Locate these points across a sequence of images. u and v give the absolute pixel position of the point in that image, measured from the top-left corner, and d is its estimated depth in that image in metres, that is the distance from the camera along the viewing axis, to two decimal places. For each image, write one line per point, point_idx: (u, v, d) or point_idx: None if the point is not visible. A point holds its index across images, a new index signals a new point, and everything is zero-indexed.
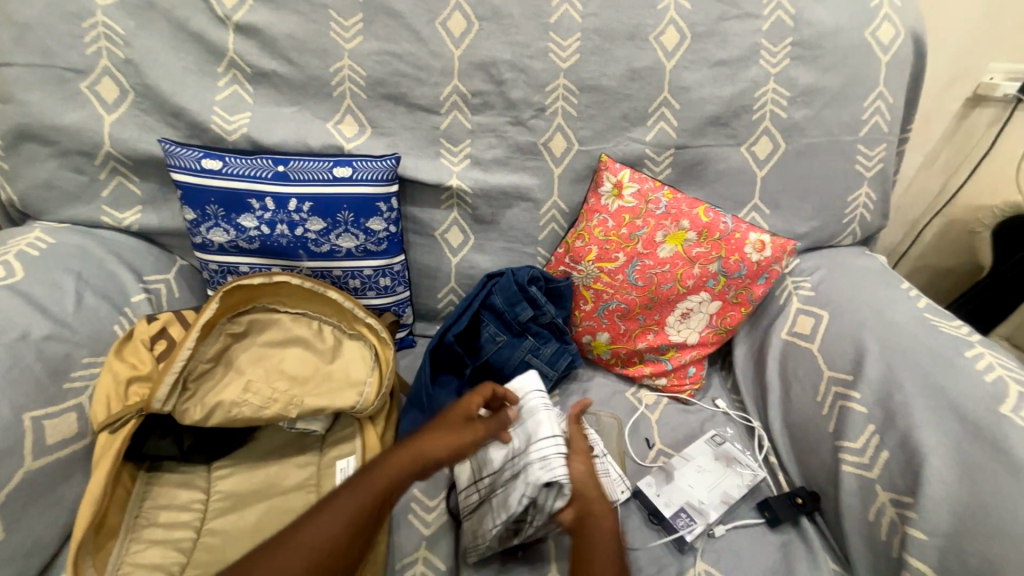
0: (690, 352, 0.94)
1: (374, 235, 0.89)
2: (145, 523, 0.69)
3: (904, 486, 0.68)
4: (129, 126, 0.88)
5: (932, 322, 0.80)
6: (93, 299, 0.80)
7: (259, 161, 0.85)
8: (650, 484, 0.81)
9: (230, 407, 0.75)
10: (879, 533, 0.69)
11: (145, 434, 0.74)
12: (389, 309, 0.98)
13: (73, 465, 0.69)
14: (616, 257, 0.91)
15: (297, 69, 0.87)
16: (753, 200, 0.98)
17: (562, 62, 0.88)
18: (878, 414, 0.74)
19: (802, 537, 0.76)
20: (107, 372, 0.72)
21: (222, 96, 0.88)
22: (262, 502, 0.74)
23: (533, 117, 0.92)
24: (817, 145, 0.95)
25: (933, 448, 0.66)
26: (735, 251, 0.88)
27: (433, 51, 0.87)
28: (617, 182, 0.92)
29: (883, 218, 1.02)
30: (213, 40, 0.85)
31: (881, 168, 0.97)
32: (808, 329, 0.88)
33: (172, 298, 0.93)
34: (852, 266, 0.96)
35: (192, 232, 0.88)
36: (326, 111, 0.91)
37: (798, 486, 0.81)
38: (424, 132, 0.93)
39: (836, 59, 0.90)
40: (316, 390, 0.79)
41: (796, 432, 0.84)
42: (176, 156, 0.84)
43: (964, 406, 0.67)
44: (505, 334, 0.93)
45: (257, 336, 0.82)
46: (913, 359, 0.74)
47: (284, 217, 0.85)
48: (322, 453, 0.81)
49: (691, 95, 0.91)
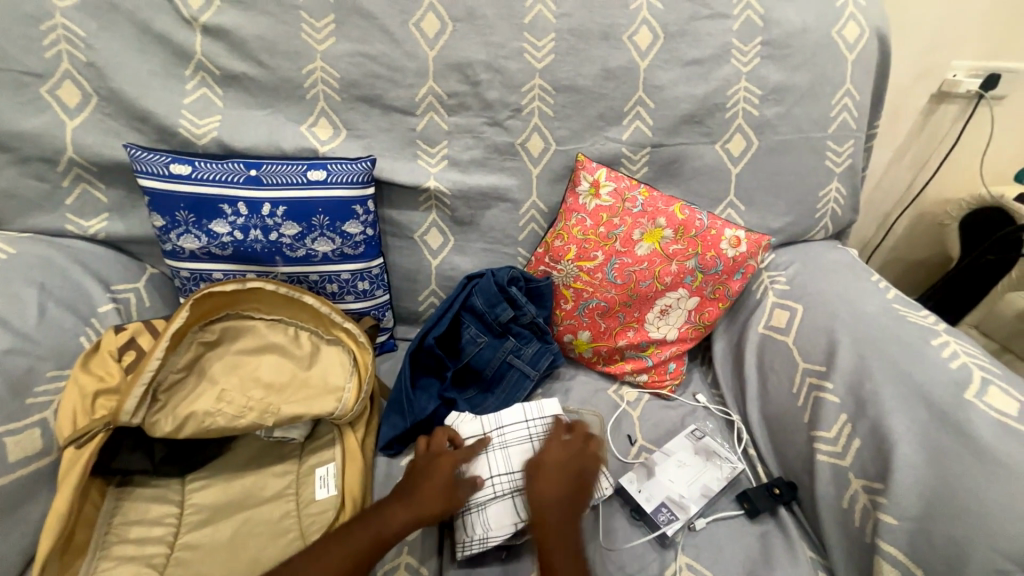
0: (670, 348, 0.95)
1: (351, 238, 0.88)
2: (115, 540, 0.67)
3: (876, 473, 0.69)
4: (93, 132, 0.85)
5: (901, 312, 0.82)
6: (56, 310, 0.78)
7: (230, 165, 0.84)
8: (632, 480, 0.81)
9: (203, 417, 0.73)
10: (853, 520, 0.71)
11: (114, 448, 0.72)
12: (369, 313, 0.97)
13: (38, 483, 0.67)
14: (594, 255, 0.92)
15: (267, 71, 0.86)
16: (728, 197, 0.99)
17: (537, 62, 0.89)
18: (850, 404, 0.75)
19: (780, 527, 0.77)
20: (73, 386, 0.70)
21: (190, 99, 0.86)
22: (239, 514, 0.73)
23: (509, 118, 0.92)
24: (788, 142, 0.97)
25: (902, 435, 0.68)
26: (710, 247, 0.89)
27: (407, 52, 0.86)
28: (594, 181, 0.93)
29: (854, 212, 1.04)
30: (180, 42, 0.83)
31: (851, 163, 1.00)
32: (783, 322, 0.89)
33: (142, 307, 0.91)
34: (824, 259, 0.98)
35: (162, 239, 0.85)
36: (299, 114, 0.89)
37: (776, 477, 0.83)
38: (400, 134, 0.92)
39: (804, 58, 0.92)
40: (293, 397, 0.78)
41: (773, 423, 0.86)
42: (142, 162, 0.82)
43: (930, 393, 0.69)
44: (486, 335, 0.92)
45: (231, 343, 0.80)
46: (883, 349, 0.76)
47: (257, 222, 0.84)
48: (302, 462, 0.80)
49: (665, 94, 0.92)
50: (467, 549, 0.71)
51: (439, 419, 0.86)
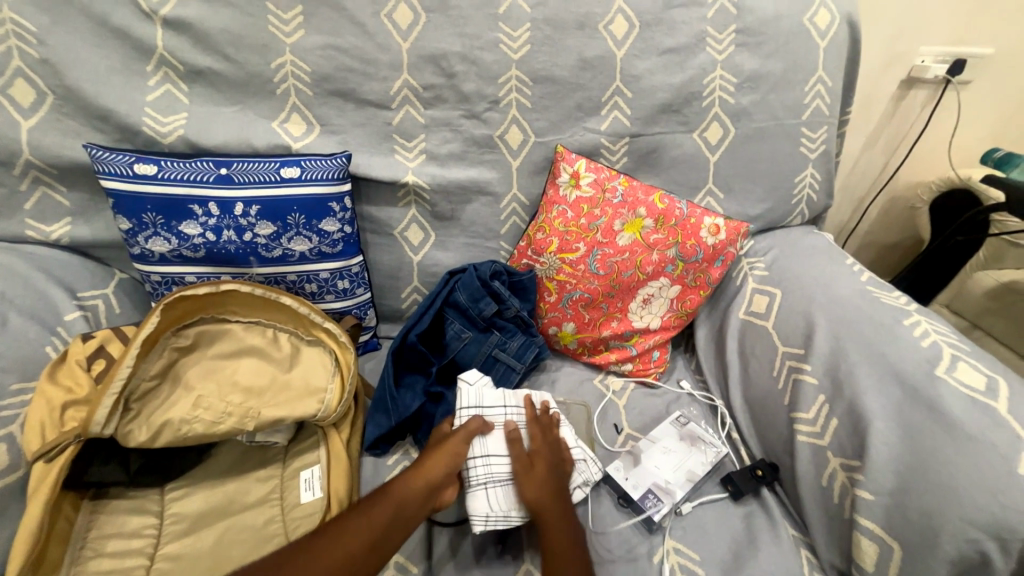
0: (654, 336, 0.96)
1: (328, 236, 0.86)
2: (91, 554, 0.65)
3: (853, 451, 0.71)
4: (50, 132, 0.82)
5: (874, 294, 0.84)
6: (19, 320, 0.75)
7: (198, 164, 0.81)
8: (618, 468, 0.82)
9: (179, 424, 0.71)
10: (832, 497, 0.73)
11: (87, 461, 0.70)
12: (350, 312, 0.95)
13: (6, 499, 0.64)
14: (576, 247, 0.92)
15: (234, 65, 0.83)
16: (707, 185, 1.00)
17: (513, 53, 0.88)
18: (827, 385, 0.77)
19: (763, 508, 0.79)
20: (39, 398, 0.67)
21: (153, 96, 0.83)
22: (221, 521, 0.72)
23: (487, 110, 0.91)
24: (764, 129, 0.98)
25: (876, 413, 0.70)
26: (691, 236, 0.90)
27: (380, 45, 0.84)
28: (574, 172, 0.92)
29: (829, 197, 1.06)
30: (140, 37, 0.80)
31: (824, 149, 1.01)
32: (762, 307, 0.91)
33: (111, 313, 0.88)
34: (802, 244, 1.00)
35: (129, 242, 0.82)
36: (270, 110, 0.87)
37: (758, 459, 0.84)
38: (376, 129, 0.90)
39: (777, 45, 0.93)
40: (273, 400, 0.76)
41: (755, 407, 0.87)
42: (105, 162, 0.78)
43: (903, 371, 0.71)
44: (470, 330, 0.92)
45: (207, 348, 0.78)
46: (859, 331, 0.78)
47: (230, 222, 0.81)
48: (285, 465, 0.79)
49: (642, 83, 0.92)
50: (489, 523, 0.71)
51: (425, 414, 0.86)
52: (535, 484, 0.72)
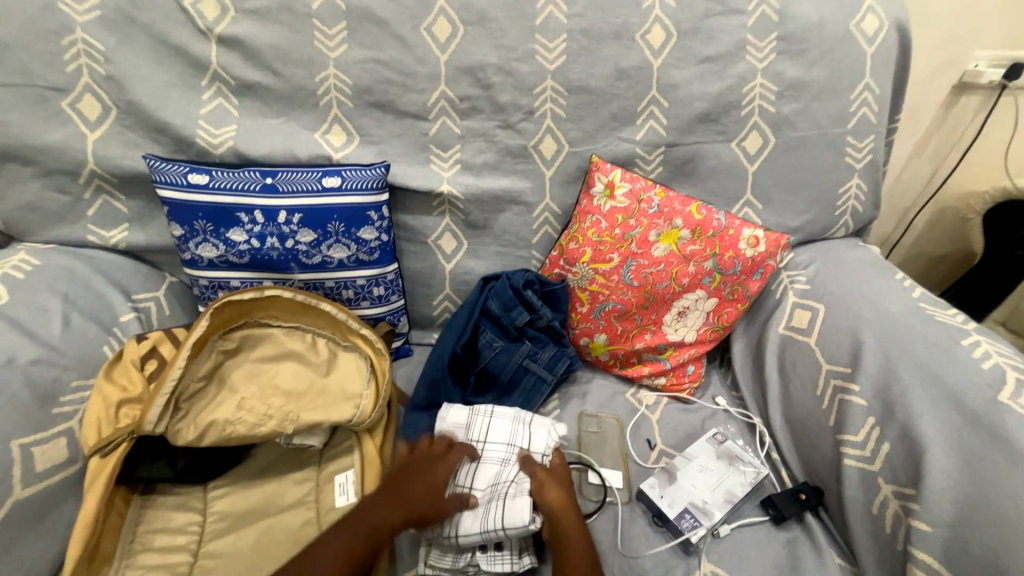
0: (688, 350, 0.94)
1: (366, 244, 0.88)
2: (140, 548, 0.68)
3: (906, 478, 0.67)
4: (113, 143, 0.87)
5: (928, 311, 0.80)
6: (81, 320, 0.79)
7: (246, 174, 0.84)
8: (653, 485, 0.79)
9: (223, 425, 0.73)
10: (884, 526, 0.69)
11: (138, 457, 0.73)
12: (384, 319, 0.97)
13: (64, 492, 0.67)
14: (610, 258, 0.91)
15: (282, 79, 0.86)
16: (745, 196, 0.98)
17: (549, 64, 0.88)
18: (877, 406, 0.73)
19: (807, 533, 0.75)
20: (97, 395, 0.71)
21: (206, 109, 0.87)
22: (259, 521, 0.73)
23: (522, 120, 0.91)
24: (806, 138, 0.95)
25: (933, 438, 0.66)
26: (729, 248, 0.87)
27: (419, 58, 0.86)
28: (609, 182, 0.92)
29: (875, 208, 1.02)
30: (196, 54, 0.84)
31: (871, 158, 0.97)
32: (804, 323, 0.88)
33: (162, 316, 0.92)
34: (846, 257, 0.96)
35: (181, 248, 0.86)
36: (313, 121, 0.90)
37: (801, 482, 0.81)
38: (413, 139, 0.92)
39: (821, 52, 0.90)
40: (312, 404, 0.78)
41: (797, 427, 0.84)
42: (161, 172, 0.83)
43: (962, 394, 0.67)
44: (502, 340, 0.92)
45: (249, 351, 0.81)
46: (911, 351, 0.74)
47: (274, 229, 0.84)
48: (321, 468, 0.80)
49: (680, 93, 0.91)
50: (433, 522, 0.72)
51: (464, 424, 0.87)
52: (556, 493, 0.70)
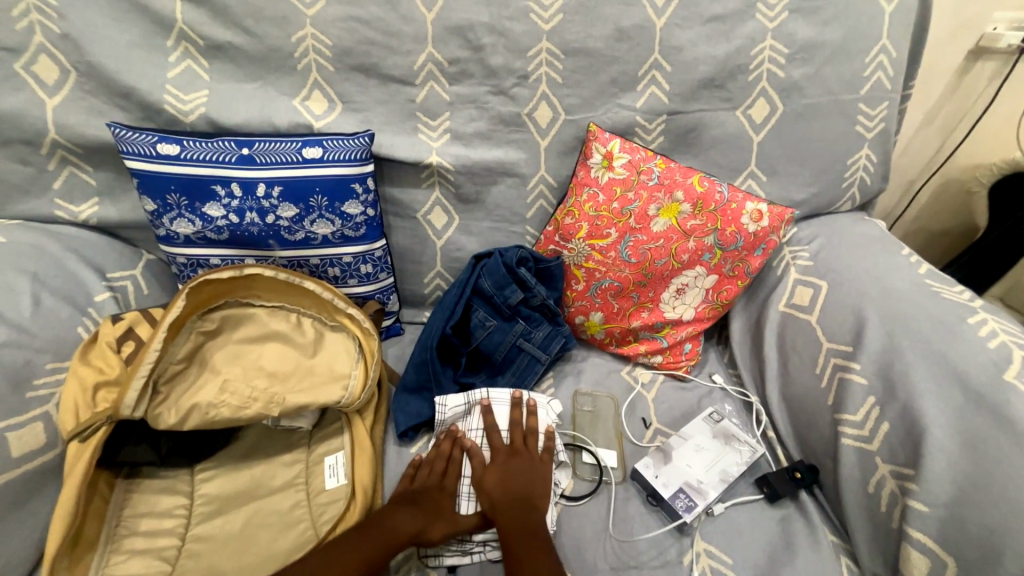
0: (686, 328, 0.92)
1: (351, 219, 0.84)
2: (126, 533, 0.67)
3: (905, 458, 0.66)
4: (74, 110, 0.81)
5: (934, 289, 0.77)
6: (52, 300, 0.75)
7: (220, 144, 0.79)
8: (648, 465, 0.78)
9: (206, 408, 0.71)
10: (879, 504, 0.68)
11: (119, 441, 0.71)
12: (373, 297, 0.94)
13: (45, 477, 0.66)
14: (607, 233, 0.87)
15: (254, 39, 0.80)
16: (749, 167, 0.93)
17: (544, 23, 0.81)
18: (878, 385, 0.72)
19: (801, 511, 0.76)
20: (72, 379, 0.68)
21: (174, 72, 0.81)
22: (249, 503, 0.73)
23: (515, 85, 0.85)
24: (815, 106, 0.89)
25: (935, 419, 0.64)
26: (731, 222, 0.84)
27: (404, 16, 0.80)
28: (607, 152, 0.87)
29: (884, 181, 0.98)
30: (159, 10, 0.77)
31: (883, 127, 0.92)
32: (806, 300, 0.85)
33: (140, 295, 0.89)
34: (851, 232, 0.93)
35: (155, 224, 0.82)
36: (291, 87, 0.84)
37: (797, 460, 0.80)
38: (399, 106, 0.86)
39: (837, 10, 0.84)
40: (298, 385, 0.76)
41: (794, 405, 0.83)
42: (128, 142, 0.77)
43: (967, 375, 0.65)
44: (495, 319, 0.89)
45: (231, 332, 0.78)
46: (916, 329, 0.72)
47: (253, 204, 0.80)
48: (310, 450, 0.79)
49: (684, 55, 0.85)
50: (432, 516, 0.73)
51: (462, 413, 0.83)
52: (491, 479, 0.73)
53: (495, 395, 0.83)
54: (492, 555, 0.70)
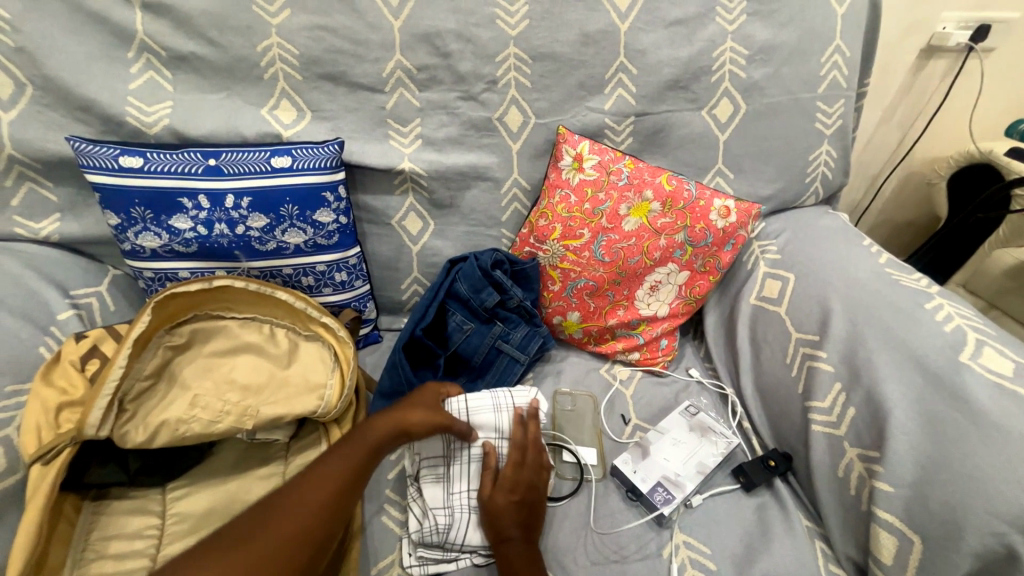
0: (661, 324, 0.93)
1: (323, 227, 0.83)
2: (93, 556, 0.65)
3: (871, 442, 0.68)
4: (32, 125, 0.79)
5: (893, 277, 0.80)
6: (10, 320, 0.73)
7: (186, 156, 0.78)
8: (627, 461, 0.79)
9: (176, 425, 0.70)
10: (849, 488, 0.70)
11: (85, 462, 0.69)
12: (350, 305, 0.94)
13: (4, 504, 0.63)
14: (580, 234, 0.88)
15: (219, 50, 0.79)
16: (716, 165, 0.96)
17: (511, 29, 0.83)
18: (843, 372, 0.74)
19: (776, 499, 0.77)
20: (32, 401, 0.65)
21: (136, 84, 0.80)
22: (223, 519, 0.71)
23: (484, 91, 0.86)
24: (776, 105, 0.92)
25: (897, 402, 0.67)
26: (700, 219, 0.86)
27: (370, 24, 0.80)
28: (577, 154, 0.88)
29: (845, 175, 1.01)
30: (119, 21, 0.76)
31: (841, 124, 0.96)
32: (775, 292, 0.88)
33: (105, 312, 0.87)
34: (815, 226, 0.96)
35: (119, 238, 0.80)
36: (258, 97, 0.83)
37: (771, 449, 0.82)
38: (369, 114, 0.86)
39: (792, 13, 0.88)
40: (272, 397, 0.75)
41: (766, 395, 0.85)
42: (88, 155, 0.75)
43: (925, 358, 0.68)
44: (472, 322, 0.89)
45: (202, 346, 0.77)
46: (877, 317, 0.74)
47: (221, 215, 0.79)
48: (288, 462, 0.78)
49: (648, 58, 0.87)
50: (422, 531, 0.71)
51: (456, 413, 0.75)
52: (501, 499, 0.69)
53: (481, 403, 0.76)
54: (478, 560, 0.71)
